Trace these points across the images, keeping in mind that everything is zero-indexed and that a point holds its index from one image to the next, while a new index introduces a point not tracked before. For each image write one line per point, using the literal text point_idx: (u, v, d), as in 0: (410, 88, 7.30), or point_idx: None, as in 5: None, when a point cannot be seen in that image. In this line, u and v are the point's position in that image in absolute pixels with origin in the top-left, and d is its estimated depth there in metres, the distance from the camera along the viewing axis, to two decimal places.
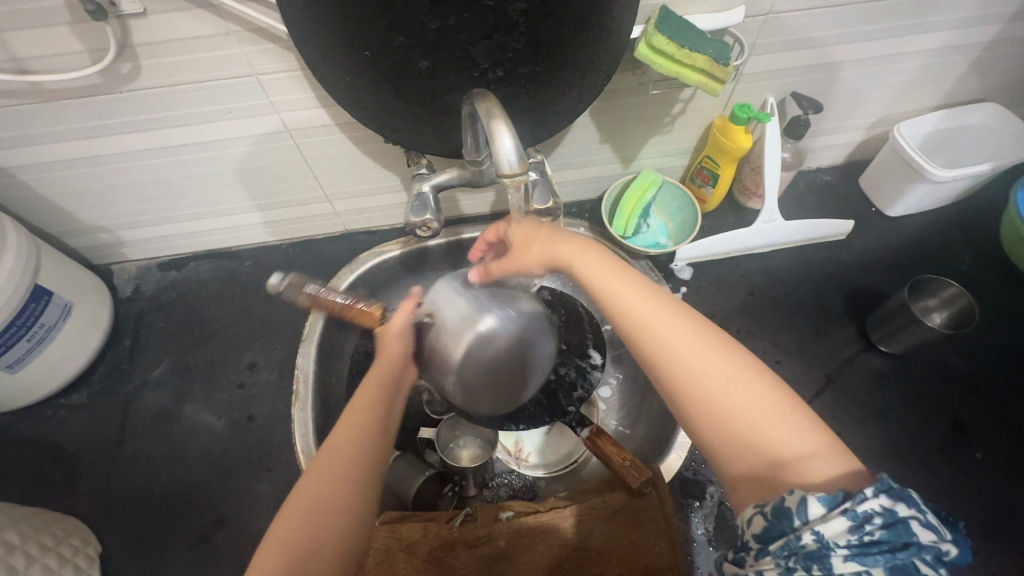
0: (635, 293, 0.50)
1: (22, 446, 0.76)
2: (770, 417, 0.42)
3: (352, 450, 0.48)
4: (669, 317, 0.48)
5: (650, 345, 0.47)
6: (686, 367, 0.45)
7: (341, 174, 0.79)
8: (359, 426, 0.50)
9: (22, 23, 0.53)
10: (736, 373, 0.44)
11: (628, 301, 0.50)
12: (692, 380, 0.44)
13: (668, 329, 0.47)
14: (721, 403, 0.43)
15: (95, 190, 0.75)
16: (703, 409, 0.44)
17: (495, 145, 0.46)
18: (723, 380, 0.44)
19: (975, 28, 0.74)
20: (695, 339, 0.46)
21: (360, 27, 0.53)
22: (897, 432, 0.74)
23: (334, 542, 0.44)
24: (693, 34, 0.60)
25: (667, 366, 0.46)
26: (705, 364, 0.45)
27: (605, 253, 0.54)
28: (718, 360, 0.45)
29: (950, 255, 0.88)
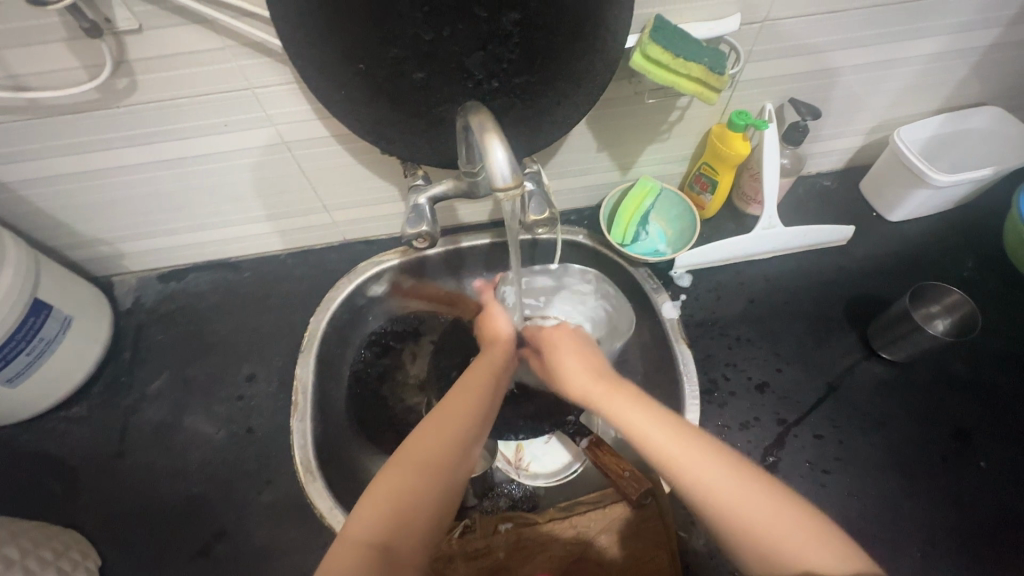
0: (665, 434, 0.51)
1: (23, 459, 0.76)
2: (823, 555, 0.42)
3: (460, 419, 0.56)
4: (704, 454, 0.49)
5: (698, 488, 0.47)
6: (732, 511, 0.45)
7: (339, 185, 0.79)
8: (461, 415, 0.57)
9: (18, 40, 0.54)
10: (774, 509, 0.45)
11: (665, 443, 0.50)
12: (741, 522, 0.45)
13: (700, 466, 0.48)
14: (766, 541, 0.44)
15: (93, 203, 0.75)
16: (750, 541, 0.44)
17: (489, 158, 0.46)
18: (761, 510, 0.45)
19: (974, 32, 0.73)
20: (728, 471, 0.47)
21: (354, 41, 0.53)
22: (900, 440, 0.73)
23: (432, 490, 0.50)
24: (688, 43, 0.60)
25: (715, 511, 0.46)
26: (751, 504, 0.45)
27: (632, 394, 0.56)
28: (756, 497, 0.46)
29: (952, 260, 0.87)
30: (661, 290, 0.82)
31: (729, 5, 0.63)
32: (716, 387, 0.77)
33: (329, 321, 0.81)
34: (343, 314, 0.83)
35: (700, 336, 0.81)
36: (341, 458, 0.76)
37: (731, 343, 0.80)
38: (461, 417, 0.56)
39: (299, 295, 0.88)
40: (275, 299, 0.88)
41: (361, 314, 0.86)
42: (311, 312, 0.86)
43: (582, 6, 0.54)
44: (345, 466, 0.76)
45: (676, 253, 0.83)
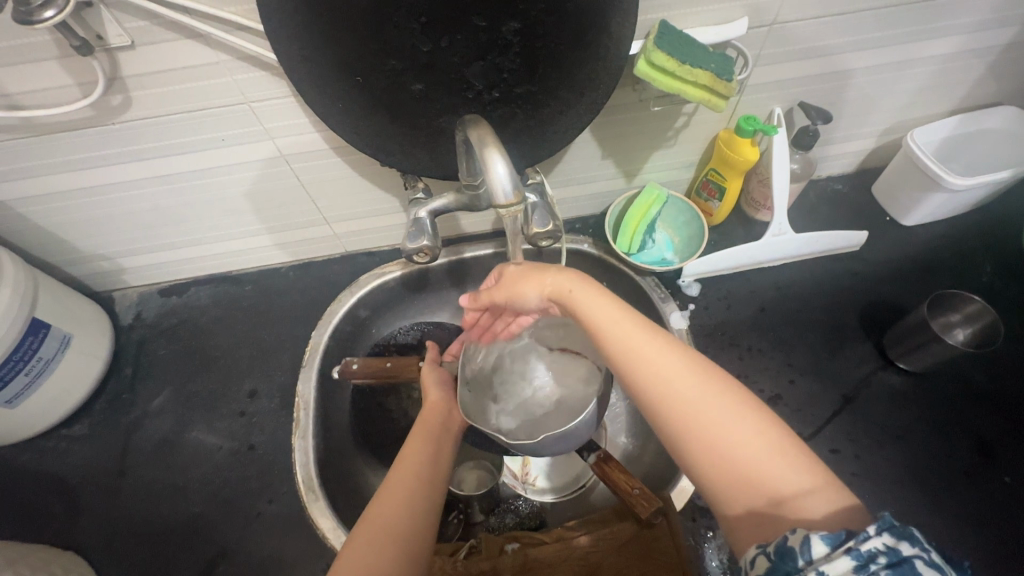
0: (630, 329, 0.49)
1: (24, 478, 0.75)
2: (767, 451, 0.40)
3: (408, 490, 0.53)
4: (665, 350, 0.47)
5: (648, 379, 0.46)
6: (681, 403, 0.44)
7: (339, 197, 0.78)
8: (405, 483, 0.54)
9: (10, 59, 0.53)
10: (737, 414, 0.42)
11: (625, 334, 0.48)
12: (688, 413, 0.43)
13: (664, 367, 0.46)
14: (711, 431, 0.42)
15: (92, 220, 0.75)
16: (701, 449, 0.42)
17: (489, 173, 0.44)
18: (720, 418, 0.43)
19: (990, 31, 0.71)
20: (692, 376, 0.45)
21: (350, 53, 0.52)
22: (920, 454, 0.71)
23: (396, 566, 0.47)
24: (694, 50, 0.58)
25: (663, 401, 0.45)
26: (703, 401, 0.43)
27: (597, 288, 0.52)
28: (708, 393, 0.44)
29: (969, 266, 0.85)
30: (669, 300, 0.80)
31: (736, 9, 0.61)
32: None
33: (330, 336, 0.80)
34: (345, 328, 0.82)
35: (709, 346, 0.79)
36: (344, 476, 0.74)
37: (741, 354, 0.78)
38: (407, 484, 0.54)
39: (301, 309, 0.87)
40: (277, 313, 0.87)
41: (363, 327, 0.85)
42: (313, 326, 0.85)
43: (584, 14, 0.52)
44: (348, 483, 0.74)
45: (685, 261, 0.81)
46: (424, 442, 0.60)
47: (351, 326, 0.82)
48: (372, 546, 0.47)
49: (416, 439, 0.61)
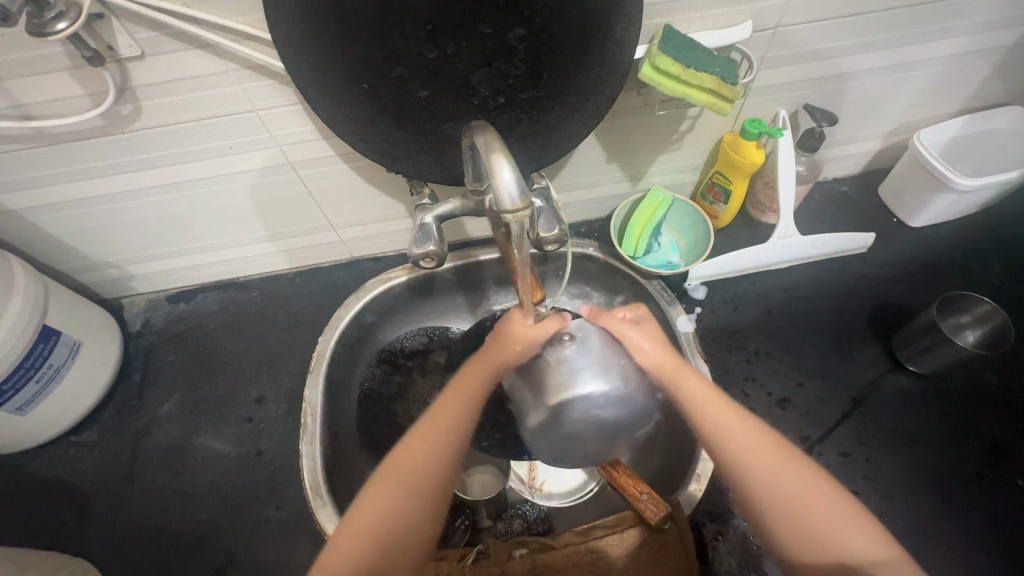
0: (731, 419, 0.56)
1: (34, 485, 0.76)
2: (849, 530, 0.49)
3: (430, 447, 0.55)
4: (772, 449, 0.54)
5: (758, 465, 0.53)
6: (785, 487, 0.51)
7: (345, 203, 0.78)
8: (431, 441, 0.56)
9: (23, 71, 0.54)
10: (831, 505, 0.50)
11: (733, 427, 0.55)
12: (789, 499, 0.51)
13: (770, 457, 0.53)
14: (822, 522, 0.49)
15: (101, 228, 0.75)
16: (806, 526, 0.50)
17: (495, 180, 0.45)
18: (823, 510, 0.50)
19: (996, 31, 0.71)
20: (791, 468, 0.52)
21: (357, 61, 0.52)
22: (931, 457, 0.70)
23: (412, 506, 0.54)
24: (700, 54, 0.59)
25: (770, 490, 0.52)
26: (802, 493, 0.51)
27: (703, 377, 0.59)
28: (809, 486, 0.51)
29: (978, 267, 0.84)
30: (675, 303, 0.79)
31: (740, 12, 0.61)
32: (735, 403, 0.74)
33: (337, 342, 0.80)
34: (352, 333, 0.82)
35: (716, 350, 0.79)
36: (352, 482, 0.74)
37: (749, 357, 0.78)
38: (431, 441, 0.56)
39: (307, 314, 0.88)
40: (283, 319, 0.87)
41: (369, 332, 0.85)
42: (319, 332, 0.85)
43: (588, 19, 0.53)
44: (356, 490, 0.74)
45: (691, 265, 0.81)
46: (466, 395, 0.58)
47: (357, 331, 0.83)
48: (398, 494, 0.53)
49: (456, 389, 0.59)
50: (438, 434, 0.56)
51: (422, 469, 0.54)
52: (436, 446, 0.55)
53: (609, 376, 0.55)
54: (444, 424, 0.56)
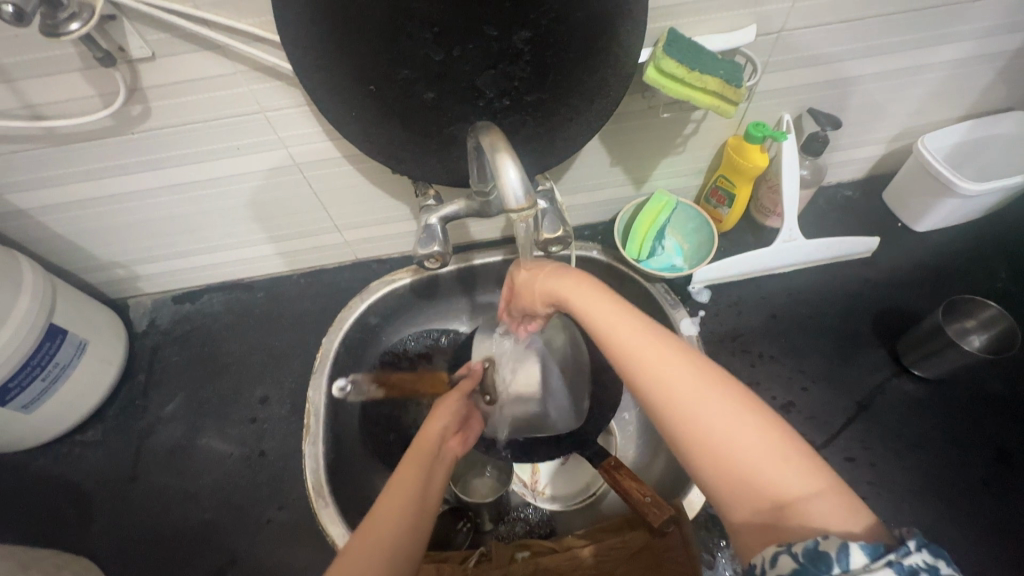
0: (632, 326, 0.46)
1: (38, 484, 0.76)
2: (764, 452, 0.37)
3: (390, 528, 0.44)
4: (669, 354, 0.43)
5: (648, 377, 0.42)
6: (680, 400, 0.40)
7: (350, 205, 0.79)
8: (390, 518, 0.45)
9: (36, 72, 0.54)
10: (743, 420, 0.39)
11: (624, 335, 0.45)
12: (688, 416, 0.40)
13: (666, 365, 0.42)
14: (718, 439, 0.38)
15: (108, 228, 0.76)
16: (702, 448, 0.39)
17: (500, 178, 0.45)
18: (725, 421, 0.39)
19: (1001, 36, 0.71)
20: (691, 376, 0.41)
21: (364, 63, 0.53)
22: (937, 462, 0.70)
23: None
24: (703, 56, 0.59)
25: (664, 405, 0.41)
26: (705, 403, 0.40)
27: (601, 288, 0.51)
28: (723, 407, 0.40)
29: (983, 272, 0.84)
30: (679, 306, 0.78)
31: (744, 16, 0.62)
32: None
33: (340, 342, 0.80)
34: (356, 334, 0.82)
35: (720, 353, 0.78)
36: (354, 483, 0.74)
37: (753, 361, 0.78)
38: (391, 518, 0.45)
39: (311, 315, 0.88)
40: (288, 320, 0.88)
41: (373, 333, 0.85)
42: (323, 333, 0.86)
43: (593, 22, 0.53)
44: (357, 491, 0.74)
45: (695, 268, 0.81)
46: (420, 464, 0.52)
47: (360, 332, 0.83)
48: None
49: (411, 459, 0.53)
50: (393, 507, 0.46)
51: (380, 549, 0.43)
52: (392, 519, 0.45)
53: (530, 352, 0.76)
54: (402, 495, 0.48)
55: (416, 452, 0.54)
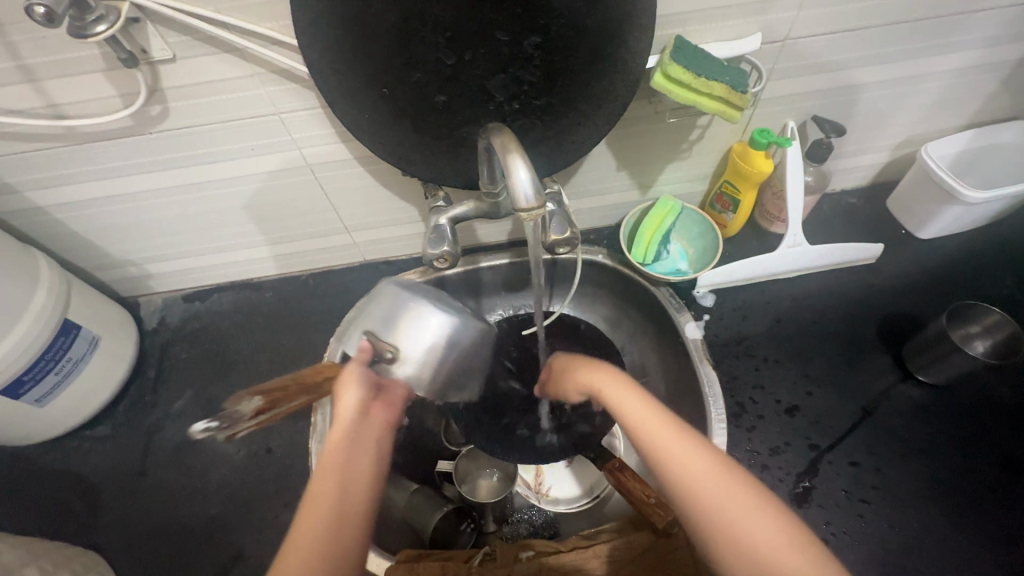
0: (655, 417, 0.49)
1: (48, 478, 0.77)
2: (786, 549, 0.40)
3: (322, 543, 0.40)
4: (692, 446, 0.46)
5: (674, 470, 0.45)
6: (706, 495, 0.43)
7: (360, 206, 0.80)
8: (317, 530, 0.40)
9: (61, 72, 0.56)
10: (768, 519, 0.42)
11: (648, 427, 0.48)
12: (715, 511, 0.42)
13: (690, 458, 0.45)
14: (745, 537, 0.41)
15: (123, 227, 0.77)
16: (728, 543, 0.41)
17: (512, 179, 0.46)
18: (751, 518, 0.42)
19: (1003, 45, 0.72)
20: (715, 471, 0.44)
21: (378, 66, 0.54)
22: (942, 468, 0.70)
23: None
24: (709, 63, 0.60)
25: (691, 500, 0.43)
26: (729, 499, 0.43)
27: (624, 376, 0.53)
28: (747, 504, 0.42)
29: (988, 279, 0.84)
30: (684, 310, 0.80)
31: (749, 25, 0.63)
32: (743, 410, 0.74)
33: None
34: None
35: (724, 357, 0.79)
36: None
37: (758, 365, 0.78)
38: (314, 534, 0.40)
39: (319, 315, 0.89)
40: (296, 319, 0.89)
41: None
42: (331, 332, 0.87)
43: (602, 28, 0.54)
44: None
45: (700, 272, 0.82)
46: (345, 459, 0.44)
47: None
48: None
49: (334, 452, 0.44)
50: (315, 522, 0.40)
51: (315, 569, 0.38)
52: (320, 536, 0.40)
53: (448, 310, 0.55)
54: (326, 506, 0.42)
55: (339, 439, 0.45)
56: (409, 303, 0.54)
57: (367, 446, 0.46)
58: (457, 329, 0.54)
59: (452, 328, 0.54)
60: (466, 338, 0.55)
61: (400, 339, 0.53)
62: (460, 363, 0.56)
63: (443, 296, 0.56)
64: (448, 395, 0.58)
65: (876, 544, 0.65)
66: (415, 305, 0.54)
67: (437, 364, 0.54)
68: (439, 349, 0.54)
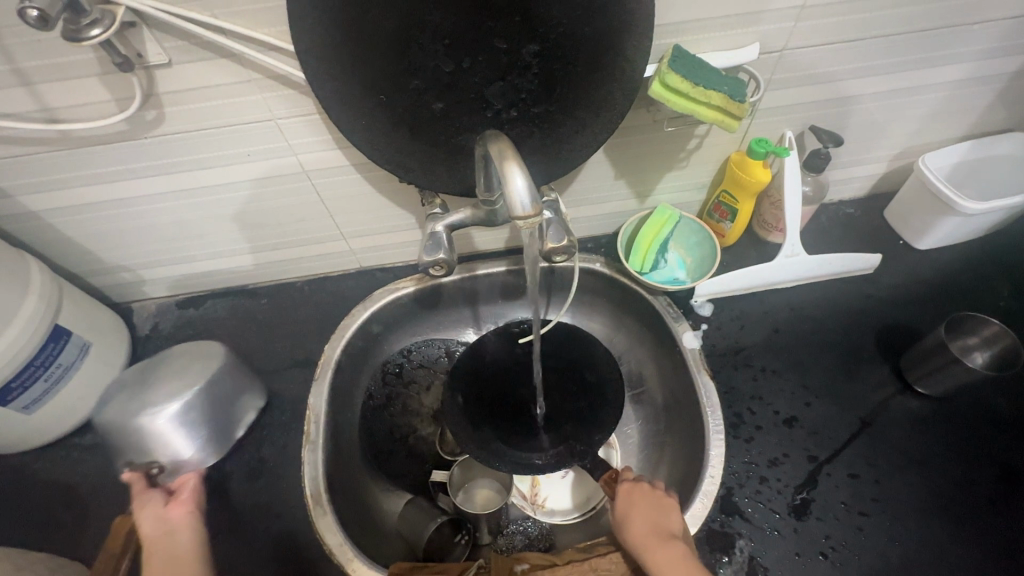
0: None
1: (34, 486, 0.75)
2: None
3: None
4: None
5: None
6: None
7: (356, 213, 0.80)
8: None
9: (55, 75, 0.56)
10: None
11: None
12: None
13: None
14: None
15: (117, 232, 0.77)
16: None
17: (508, 187, 0.45)
18: None
19: (999, 58, 0.72)
20: None
21: (375, 73, 0.54)
22: (941, 480, 0.69)
23: None
24: (707, 72, 0.60)
25: None
26: None
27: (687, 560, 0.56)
28: None
29: (985, 290, 0.84)
30: (681, 319, 0.80)
31: (747, 35, 0.63)
32: (742, 421, 0.73)
33: (343, 350, 0.80)
34: (359, 341, 0.82)
35: (722, 366, 0.78)
36: (352, 492, 0.74)
37: (756, 375, 0.77)
38: None
39: (314, 322, 0.88)
40: (291, 326, 0.88)
41: (375, 341, 0.85)
42: (325, 340, 0.86)
43: (600, 36, 0.54)
44: (354, 500, 0.73)
45: (698, 281, 0.81)
46: (164, 547, 0.60)
47: (363, 339, 0.83)
48: None
49: (152, 548, 0.59)
50: None
51: None
52: None
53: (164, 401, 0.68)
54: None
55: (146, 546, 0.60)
56: (131, 423, 0.67)
57: (159, 541, 0.60)
58: (192, 413, 0.69)
59: (191, 412, 0.69)
60: (201, 410, 0.70)
61: (160, 452, 0.68)
62: (221, 417, 0.73)
63: (167, 391, 0.69)
64: (238, 430, 0.76)
65: (875, 557, 0.64)
66: (167, 420, 0.67)
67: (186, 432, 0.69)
68: (189, 435, 0.70)
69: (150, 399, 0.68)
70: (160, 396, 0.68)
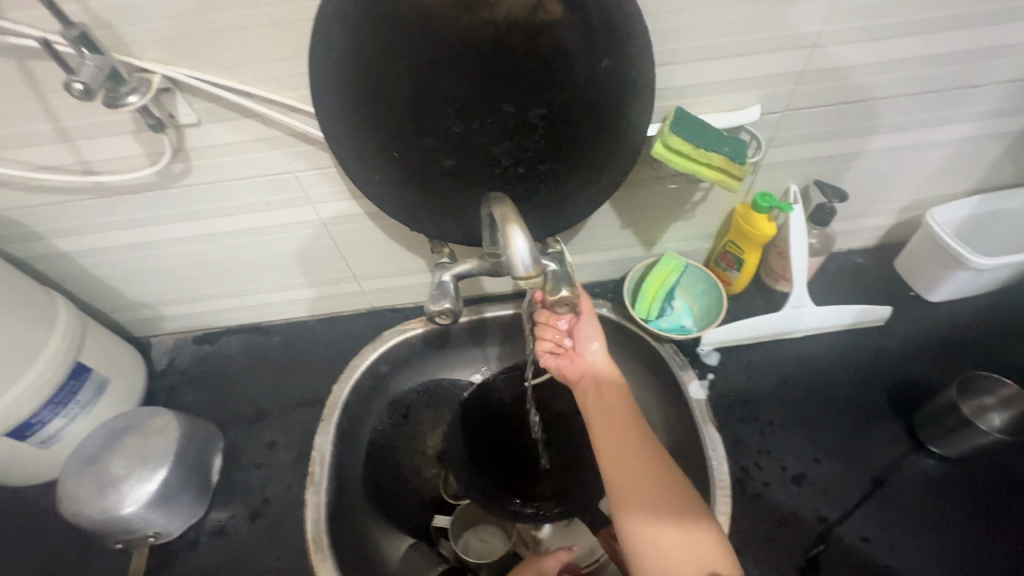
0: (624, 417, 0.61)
1: (48, 519, 0.77)
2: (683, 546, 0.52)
3: None
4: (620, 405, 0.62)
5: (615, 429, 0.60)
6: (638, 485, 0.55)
7: (368, 257, 0.82)
8: None
9: (94, 133, 0.60)
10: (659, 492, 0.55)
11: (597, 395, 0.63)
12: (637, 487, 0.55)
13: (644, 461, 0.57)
14: (660, 531, 0.53)
15: (141, 273, 0.80)
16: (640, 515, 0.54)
17: (510, 246, 0.47)
18: (667, 534, 0.53)
19: (1002, 118, 0.73)
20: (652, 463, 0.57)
21: (388, 133, 0.57)
22: (957, 548, 0.67)
23: None
24: (709, 134, 0.62)
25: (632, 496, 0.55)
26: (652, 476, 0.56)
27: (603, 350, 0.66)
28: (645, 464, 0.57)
29: (1000, 346, 0.82)
30: (688, 368, 0.77)
31: (748, 98, 0.65)
32: (748, 476, 0.72)
33: (350, 393, 0.80)
34: (366, 382, 0.83)
35: (729, 418, 0.77)
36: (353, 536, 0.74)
37: (763, 429, 0.76)
38: None
39: (324, 362, 0.90)
40: (301, 365, 0.89)
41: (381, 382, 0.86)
42: (334, 380, 0.87)
43: (603, 102, 0.57)
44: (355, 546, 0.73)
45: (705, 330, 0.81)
46: None
47: (371, 381, 0.83)
48: None
49: None
50: None
51: None
52: None
53: (131, 482, 0.69)
54: None
55: None
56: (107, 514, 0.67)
57: None
58: (168, 483, 0.70)
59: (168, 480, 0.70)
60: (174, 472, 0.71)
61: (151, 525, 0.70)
62: (196, 470, 0.74)
63: (136, 474, 0.69)
64: (212, 475, 0.78)
65: None
66: (145, 499, 0.68)
67: (168, 499, 0.70)
68: (173, 501, 0.71)
69: (122, 483, 0.69)
70: (131, 477, 0.69)
